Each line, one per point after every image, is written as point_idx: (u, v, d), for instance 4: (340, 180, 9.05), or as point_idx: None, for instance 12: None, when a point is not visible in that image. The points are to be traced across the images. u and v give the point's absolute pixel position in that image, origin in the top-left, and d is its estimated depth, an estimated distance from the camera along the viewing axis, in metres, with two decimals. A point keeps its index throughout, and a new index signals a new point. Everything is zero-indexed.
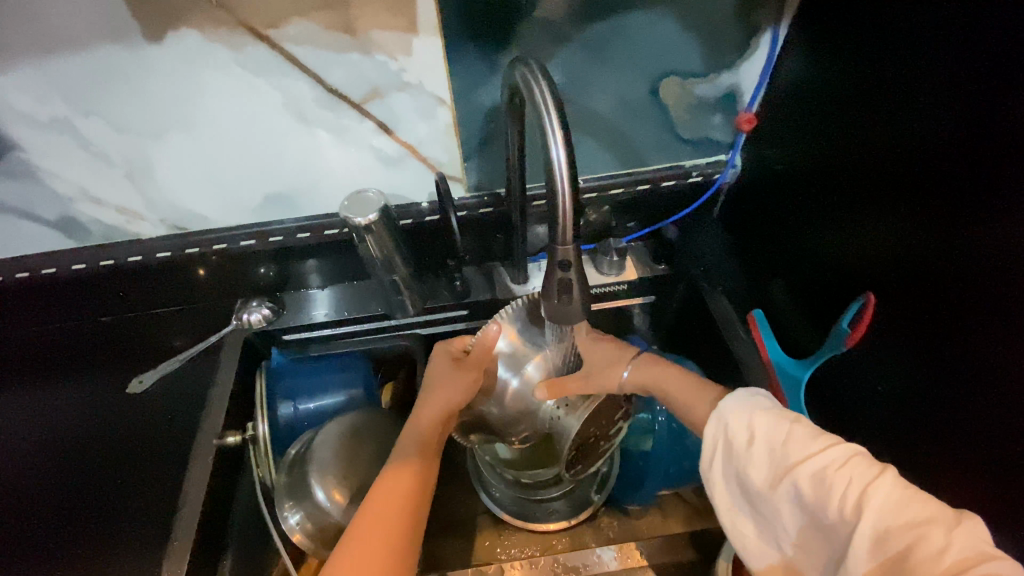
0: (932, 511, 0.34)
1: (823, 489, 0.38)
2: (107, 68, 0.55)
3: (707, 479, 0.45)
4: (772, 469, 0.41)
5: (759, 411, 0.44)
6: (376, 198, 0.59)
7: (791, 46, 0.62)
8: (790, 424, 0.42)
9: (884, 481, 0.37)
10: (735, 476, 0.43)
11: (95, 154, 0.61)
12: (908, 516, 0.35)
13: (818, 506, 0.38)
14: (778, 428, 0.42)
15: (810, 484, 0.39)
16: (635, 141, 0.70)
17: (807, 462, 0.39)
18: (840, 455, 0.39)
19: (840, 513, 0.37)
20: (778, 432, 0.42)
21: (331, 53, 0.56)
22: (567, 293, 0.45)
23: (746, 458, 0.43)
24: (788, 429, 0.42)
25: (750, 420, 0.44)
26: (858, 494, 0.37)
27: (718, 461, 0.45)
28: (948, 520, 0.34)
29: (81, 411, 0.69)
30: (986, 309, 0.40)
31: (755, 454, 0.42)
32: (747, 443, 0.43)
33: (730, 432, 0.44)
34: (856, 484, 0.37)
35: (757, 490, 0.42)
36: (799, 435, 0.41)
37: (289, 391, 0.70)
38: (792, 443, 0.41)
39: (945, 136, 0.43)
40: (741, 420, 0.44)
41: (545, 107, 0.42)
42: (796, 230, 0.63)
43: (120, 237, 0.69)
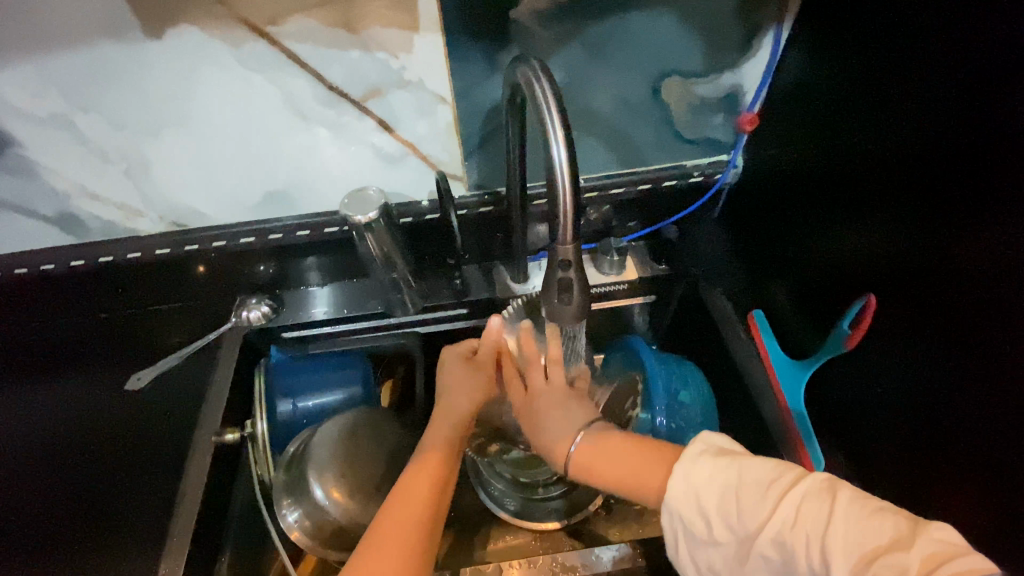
0: (890, 531, 0.34)
1: (787, 552, 0.36)
2: (106, 64, 0.54)
3: (679, 562, 0.42)
4: (736, 542, 0.38)
5: (699, 480, 0.40)
6: (377, 195, 0.59)
7: (793, 45, 0.61)
8: (736, 489, 0.39)
9: (837, 516, 0.35)
10: (706, 558, 0.40)
11: (94, 150, 0.61)
12: (868, 544, 0.33)
13: (790, 569, 0.36)
14: (725, 491, 0.39)
15: (774, 550, 0.36)
16: (636, 140, 0.69)
17: (765, 529, 0.37)
18: (790, 509, 0.37)
19: (810, 570, 0.35)
20: (729, 496, 0.39)
21: (331, 50, 0.56)
22: (567, 293, 0.45)
23: (707, 534, 0.39)
24: (733, 490, 0.39)
25: (695, 496, 0.40)
26: (820, 543, 0.35)
27: (681, 538, 0.41)
28: (905, 535, 0.33)
29: (79, 407, 0.69)
30: (987, 312, 0.40)
31: (716, 527, 0.39)
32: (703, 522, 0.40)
33: (679, 512, 0.41)
34: (814, 538, 0.35)
35: (729, 564, 0.39)
36: (749, 496, 0.38)
37: (288, 389, 0.69)
38: (744, 510, 0.38)
39: (947, 138, 0.43)
40: (687, 491, 0.41)
41: (546, 106, 0.42)
42: (797, 232, 0.63)
43: (119, 234, 0.69)
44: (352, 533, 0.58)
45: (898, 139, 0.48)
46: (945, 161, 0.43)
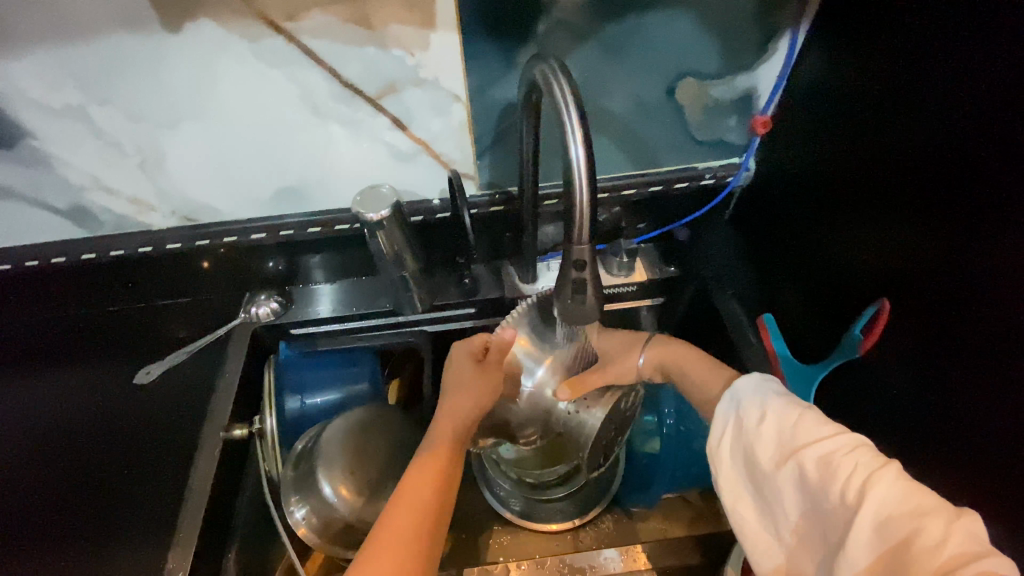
0: (933, 504, 0.37)
1: (828, 471, 0.41)
2: (123, 56, 0.54)
3: (715, 456, 0.49)
4: (781, 450, 0.44)
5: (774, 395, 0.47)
6: (390, 193, 0.59)
7: (809, 48, 0.61)
8: (801, 413, 0.45)
9: (888, 469, 0.39)
10: (745, 454, 0.47)
11: (107, 143, 0.61)
12: (906, 505, 0.37)
13: (821, 487, 0.41)
14: (792, 412, 0.45)
15: (817, 466, 0.42)
16: (649, 141, 0.69)
17: (813, 446, 0.42)
18: (846, 442, 0.42)
19: (842, 496, 0.39)
20: (791, 415, 0.45)
21: (346, 46, 0.56)
22: (581, 293, 0.44)
23: (758, 437, 0.46)
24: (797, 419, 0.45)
25: (764, 405, 0.47)
26: (863, 479, 0.39)
27: (730, 442, 0.48)
28: (948, 514, 0.36)
29: (88, 401, 0.69)
30: (1002, 318, 0.40)
31: (767, 432, 0.46)
32: (758, 422, 0.47)
33: (743, 413, 0.48)
34: (862, 468, 0.40)
35: (763, 469, 0.45)
36: (808, 422, 0.44)
37: (298, 385, 0.72)
38: (800, 428, 0.44)
39: (963, 143, 0.43)
40: (758, 404, 0.48)
41: (564, 104, 0.42)
42: (808, 235, 0.63)
43: (130, 227, 0.69)
44: (360, 529, 0.58)
45: (913, 144, 0.47)
46: (960, 166, 0.43)
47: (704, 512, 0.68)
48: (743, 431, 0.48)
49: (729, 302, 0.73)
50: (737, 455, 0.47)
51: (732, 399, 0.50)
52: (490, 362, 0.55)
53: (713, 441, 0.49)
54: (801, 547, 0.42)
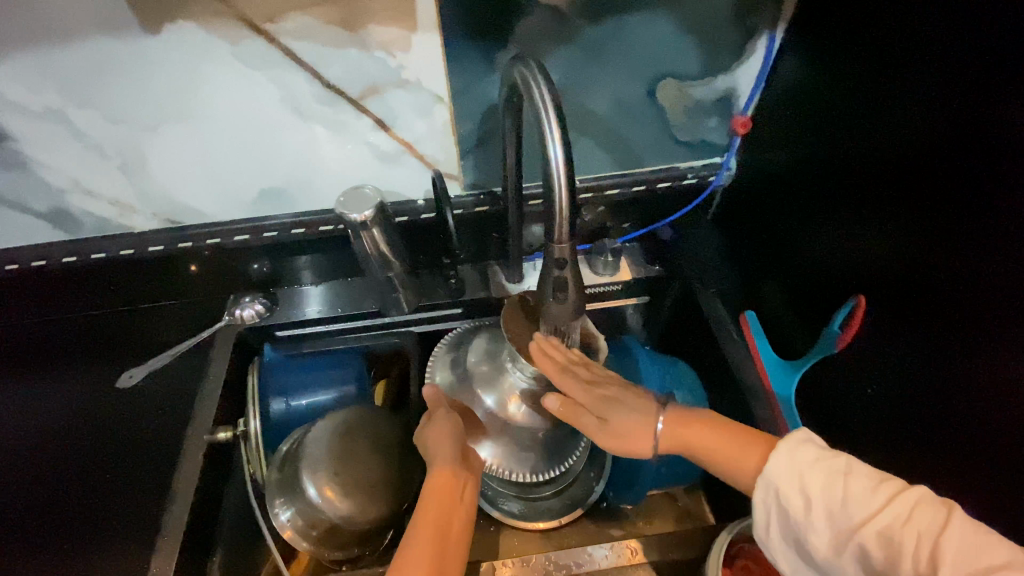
0: (1005, 554, 0.34)
1: (894, 547, 0.37)
2: (103, 59, 0.54)
3: (763, 543, 0.44)
4: (836, 530, 0.40)
5: (810, 463, 0.42)
6: (375, 194, 0.59)
7: (787, 49, 0.62)
8: (844, 479, 0.40)
9: (951, 529, 0.36)
10: (796, 540, 0.42)
11: (88, 146, 0.60)
12: (981, 562, 0.34)
13: (891, 566, 0.37)
14: (834, 480, 0.41)
15: (880, 544, 0.38)
16: (631, 141, 0.70)
17: (872, 521, 0.38)
18: (902, 507, 0.38)
19: (916, 570, 0.36)
20: (834, 485, 0.40)
21: (328, 47, 0.56)
22: (562, 292, 0.45)
23: (808, 522, 0.40)
24: (841, 487, 0.40)
25: (803, 481, 0.41)
26: (932, 545, 0.36)
27: (775, 525, 0.42)
28: (1021, 563, 0.33)
29: (70, 405, 0.68)
30: (976, 312, 0.41)
31: (818, 518, 0.40)
32: (803, 504, 0.41)
33: (781, 493, 0.42)
34: (926, 537, 0.36)
35: (821, 554, 0.40)
36: (855, 489, 0.40)
37: (281, 388, 0.71)
38: (850, 501, 0.39)
39: (937, 141, 0.44)
40: (795, 479, 0.42)
41: (544, 106, 0.42)
42: (788, 233, 0.64)
43: (112, 230, 0.68)
44: (345, 529, 0.58)
45: (889, 143, 0.48)
46: (936, 164, 0.44)
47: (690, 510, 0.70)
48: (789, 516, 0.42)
49: (714, 301, 0.73)
50: (788, 541, 0.42)
51: (763, 479, 0.43)
52: (436, 412, 0.57)
53: (758, 529, 0.44)
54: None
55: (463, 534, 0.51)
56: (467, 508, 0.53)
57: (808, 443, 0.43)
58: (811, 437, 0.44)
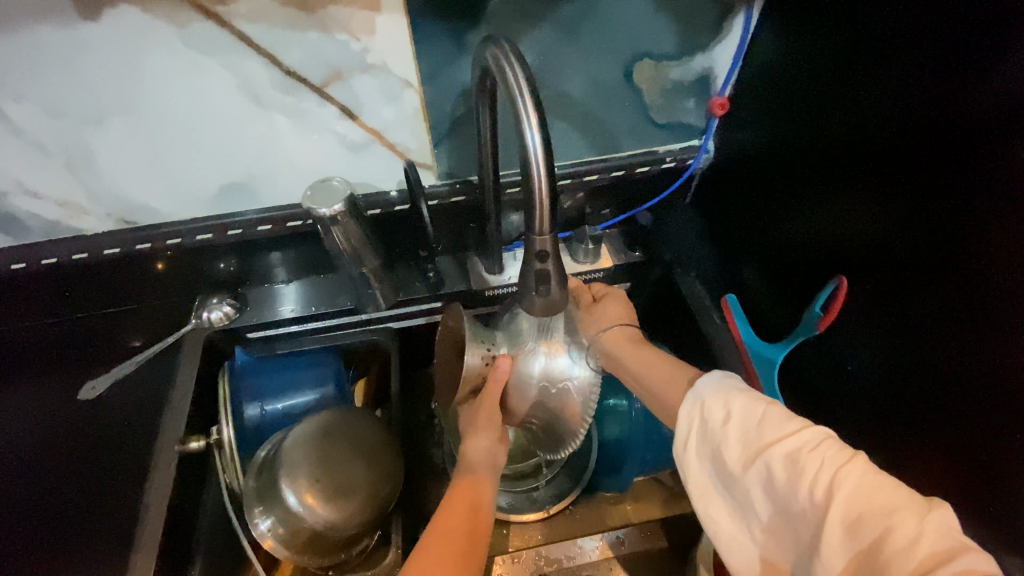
0: (900, 499, 0.33)
1: (797, 469, 0.36)
2: (36, 48, 0.49)
3: (682, 460, 0.43)
4: (746, 450, 0.39)
5: (740, 390, 0.42)
6: (343, 186, 0.56)
7: (763, 27, 0.61)
8: (765, 408, 0.40)
9: (854, 464, 0.35)
10: (712, 457, 0.41)
11: (28, 143, 0.56)
12: (878, 502, 0.33)
13: (789, 488, 0.37)
14: (759, 405, 0.41)
15: (784, 466, 0.37)
16: (608, 125, 0.68)
17: (779, 444, 0.38)
18: (812, 436, 0.37)
19: (808, 496, 0.36)
20: (756, 411, 0.40)
21: (286, 32, 0.53)
22: (545, 285, 0.44)
23: (723, 436, 0.41)
24: (761, 414, 0.40)
25: (729, 403, 0.42)
26: (830, 475, 0.35)
27: (694, 443, 0.43)
28: (917, 508, 0.33)
29: (26, 421, 0.64)
30: (956, 290, 0.41)
31: (733, 434, 0.40)
32: (722, 422, 0.41)
33: (705, 411, 0.43)
34: (828, 466, 0.35)
35: (731, 471, 0.40)
36: (774, 417, 0.40)
37: (255, 393, 0.67)
38: (764, 425, 0.39)
39: (917, 118, 0.43)
40: (722, 401, 0.42)
41: (518, 90, 0.40)
42: (766, 214, 0.64)
43: (62, 234, 0.64)
44: (329, 536, 0.56)
45: (867, 122, 0.48)
46: (917, 139, 0.43)
47: (676, 492, 0.70)
48: (709, 433, 0.42)
49: (694, 285, 0.73)
50: (705, 459, 0.42)
51: (693, 398, 0.44)
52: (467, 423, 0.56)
53: (679, 445, 0.44)
54: (772, 548, 0.39)
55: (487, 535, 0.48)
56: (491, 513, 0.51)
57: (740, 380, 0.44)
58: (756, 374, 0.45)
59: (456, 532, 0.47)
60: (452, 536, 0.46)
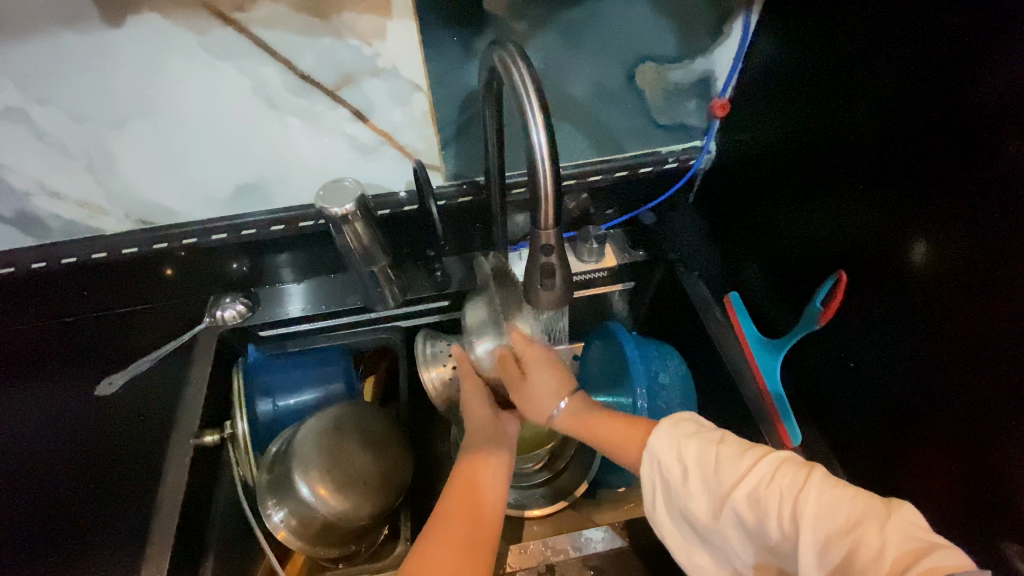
0: (861, 511, 0.35)
1: (760, 507, 0.38)
2: (62, 54, 0.52)
3: (653, 518, 0.45)
4: (710, 496, 0.41)
5: (686, 435, 0.44)
6: (354, 187, 0.58)
7: (762, 30, 0.63)
8: (717, 448, 0.42)
9: (810, 488, 0.37)
10: (680, 509, 0.43)
11: (52, 145, 0.58)
12: (840, 520, 0.35)
13: (759, 527, 0.38)
14: (712, 447, 0.43)
15: (748, 507, 0.39)
16: (611, 126, 0.70)
17: (739, 487, 0.40)
18: (764, 471, 0.39)
19: (779, 527, 0.37)
20: (708, 454, 0.42)
21: (302, 38, 0.55)
22: (549, 279, 0.45)
23: (684, 486, 0.42)
24: (714, 453, 0.42)
25: (680, 451, 0.44)
26: (791, 505, 0.37)
27: (663, 500, 0.44)
28: (878, 516, 0.35)
29: (46, 416, 0.66)
30: (953, 281, 0.42)
31: (693, 482, 0.42)
32: (681, 471, 0.43)
33: (663, 468, 0.44)
34: (788, 498, 0.37)
35: (702, 519, 0.41)
36: (726, 458, 0.42)
37: (268, 388, 0.69)
38: (720, 468, 0.41)
39: (913, 116, 0.44)
40: (674, 451, 0.44)
41: (525, 90, 0.42)
42: (767, 213, 0.65)
43: (83, 234, 0.66)
44: (339, 528, 0.57)
45: (865, 122, 0.49)
46: (911, 137, 0.45)
47: None
48: (671, 486, 0.43)
49: (698, 283, 0.74)
50: (675, 512, 0.43)
51: (647, 456, 0.45)
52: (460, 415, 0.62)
53: (647, 504, 0.45)
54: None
55: (496, 511, 0.50)
56: (500, 486, 0.53)
57: (687, 421, 0.46)
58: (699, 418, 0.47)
59: (461, 514, 0.49)
60: (455, 524, 0.48)
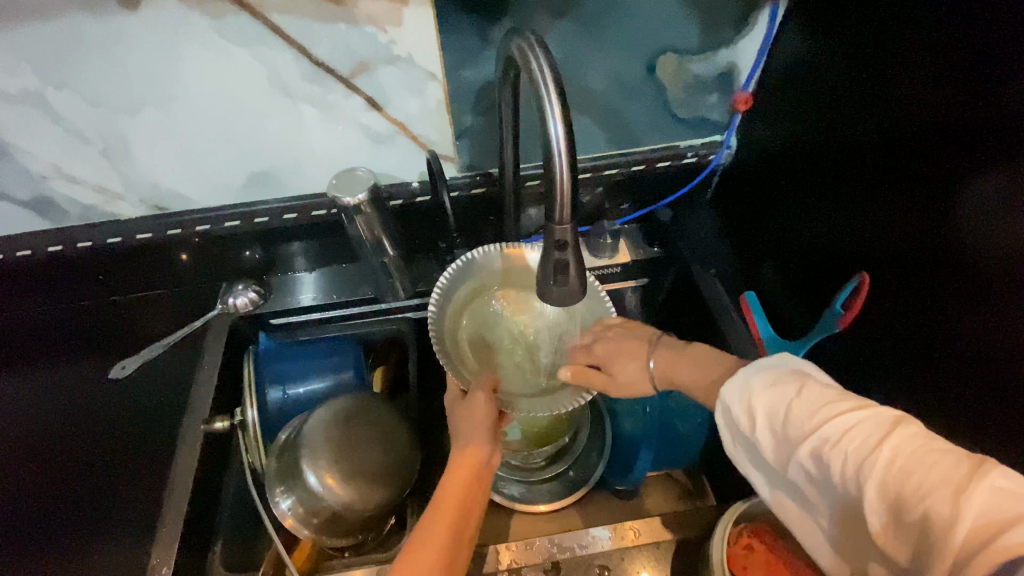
0: (939, 475, 0.30)
1: (825, 465, 0.34)
2: (77, 37, 0.51)
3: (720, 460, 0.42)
4: (777, 447, 0.37)
5: (760, 385, 0.39)
6: (367, 176, 0.57)
7: (789, 21, 0.60)
8: (792, 399, 0.37)
9: (887, 446, 0.32)
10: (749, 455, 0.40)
11: (68, 130, 0.58)
12: (916, 482, 0.30)
13: (828, 484, 0.34)
14: (781, 397, 0.38)
15: (815, 463, 0.35)
16: (630, 120, 0.69)
17: (807, 440, 0.35)
18: (840, 424, 0.34)
19: (846, 485, 0.33)
20: (781, 404, 0.37)
21: (317, 25, 0.54)
22: (563, 274, 0.42)
23: (753, 435, 0.39)
24: (789, 401, 0.37)
25: (750, 400, 0.39)
26: (863, 464, 0.32)
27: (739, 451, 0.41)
28: (959, 480, 0.29)
29: (61, 398, 0.67)
30: (977, 289, 0.40)
31: (761, 433, 0.38)
32: (750, 422, 0.39)
33: (733, 415, 0.41)
34: (857, 457, 0.33)
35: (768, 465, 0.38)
36: (800, 409, 0.36)
37: (278, 376, 0.69)
38: (793, 420, 0.36)
39: (946, 113, 0.42)
40: (744, 401, 0.40)
41: (543, 79, 0.41)
42: (785, 211, 0.63)
43: (98, 219, 0.66)
44: (346, 516, 0.57)
45: (893, 118, 0.47)
46: (942, 136, 0.43)
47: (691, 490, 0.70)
48: (740, 435, 0.40)
49: (712, 280, 0.73)
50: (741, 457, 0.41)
51: (720, 404, 0.42)
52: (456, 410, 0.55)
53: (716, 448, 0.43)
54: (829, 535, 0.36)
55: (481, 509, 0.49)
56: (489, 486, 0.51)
57: (768, 366, 0.41)
58: (785, 362, 0.41)
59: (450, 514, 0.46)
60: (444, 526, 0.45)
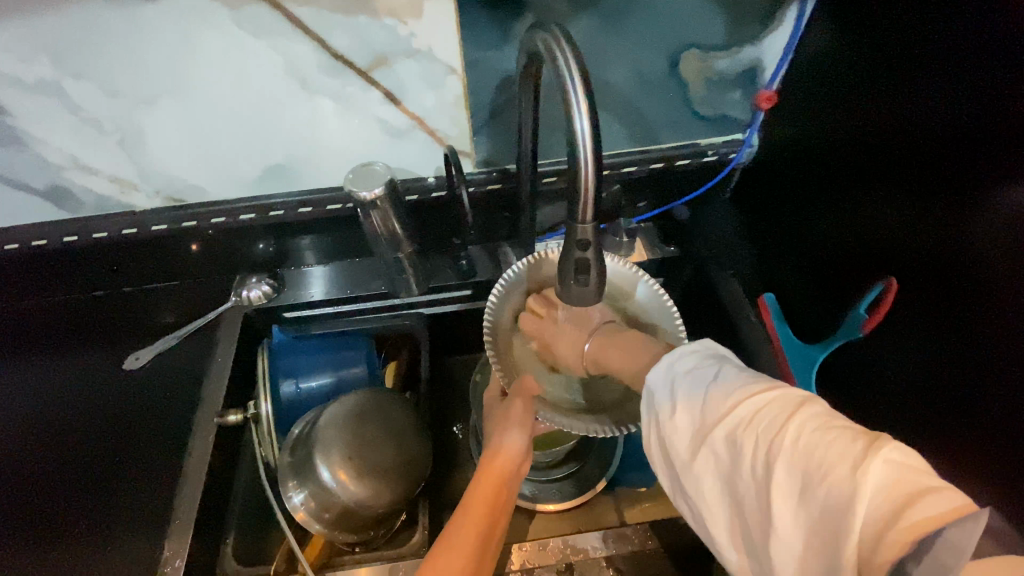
0: (839, 452, 0.29)
1: (738, 449, 0.33)
2: (94, 25, 0.51)
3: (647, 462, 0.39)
4: (692, 437, 0.36)
5: (681, 371, 0.38)
6: (383, 171, 0.57)
7: (817, 17, 0.59)
8: (707, 385, 0.36)
9: (791, 428, 0.31)
10: (664, 449, 0.37)
11: (84, 120, 0.58)
12: (820, 461, 0.29)
13: (737, 470, 0.33)
14: (698, 383, 0.37)
15: (727, 448, 0.33)
16: (650, 116, 0.67)
17: (720, 425, 0.34)
18: (751, 406, 0.33)
19: (755, 468, 0.32)
20: (695, 391, 0.36)
21: (336, 16, 0.53)
22: (583, 275, 0.41)
23: (670, 426, 0.37)
24: (705, 387, 0.36)
25: (671, 390, 0.38)
26: (771, 444, 0.31)
27: (655, 449, 0.38)
28: (856, 453, 0.29)
29: (76, 388, 0.67)
30: (1005, 297, 0.39)
31: (679, 422, 0.36)
32: (670, 413, 0.37)
33: (650, 404, 0.39)
34: (765, 439, 0.32)
35: (680, 458, 0.36)
36: (714, 395, 0.35)
37: (291, 369, 0.69)
38: (706, 405, 0.35)
39: (980, 113, 0.41)
40: (664, 391, 0.38)
41: (569, 74, 0.40)
42: (808, 212, 0.62)
43: (113, 209, 0.66)
44: (358, 513, 0.57)
45: (923, 118, 0.46)
46: (974, 138, 0.41)
47: None
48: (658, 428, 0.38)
49: (731, 282, 0.71)
50: (662, 455, 0.38)
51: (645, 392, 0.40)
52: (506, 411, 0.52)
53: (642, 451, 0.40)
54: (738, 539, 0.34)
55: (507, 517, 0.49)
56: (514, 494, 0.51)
57: (689, 351, 0.40)
58: (705, 348, 0.40)
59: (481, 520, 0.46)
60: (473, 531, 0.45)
